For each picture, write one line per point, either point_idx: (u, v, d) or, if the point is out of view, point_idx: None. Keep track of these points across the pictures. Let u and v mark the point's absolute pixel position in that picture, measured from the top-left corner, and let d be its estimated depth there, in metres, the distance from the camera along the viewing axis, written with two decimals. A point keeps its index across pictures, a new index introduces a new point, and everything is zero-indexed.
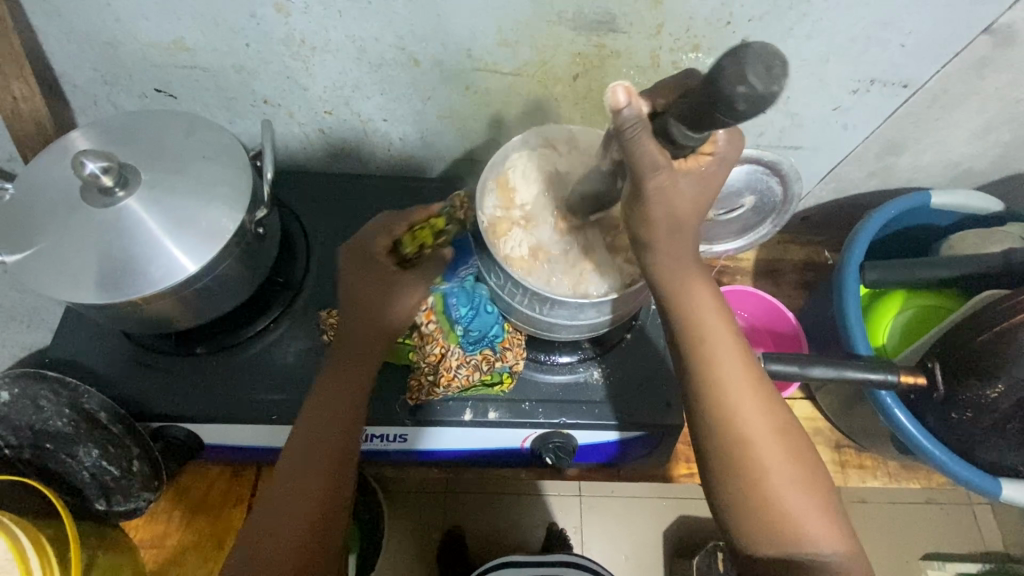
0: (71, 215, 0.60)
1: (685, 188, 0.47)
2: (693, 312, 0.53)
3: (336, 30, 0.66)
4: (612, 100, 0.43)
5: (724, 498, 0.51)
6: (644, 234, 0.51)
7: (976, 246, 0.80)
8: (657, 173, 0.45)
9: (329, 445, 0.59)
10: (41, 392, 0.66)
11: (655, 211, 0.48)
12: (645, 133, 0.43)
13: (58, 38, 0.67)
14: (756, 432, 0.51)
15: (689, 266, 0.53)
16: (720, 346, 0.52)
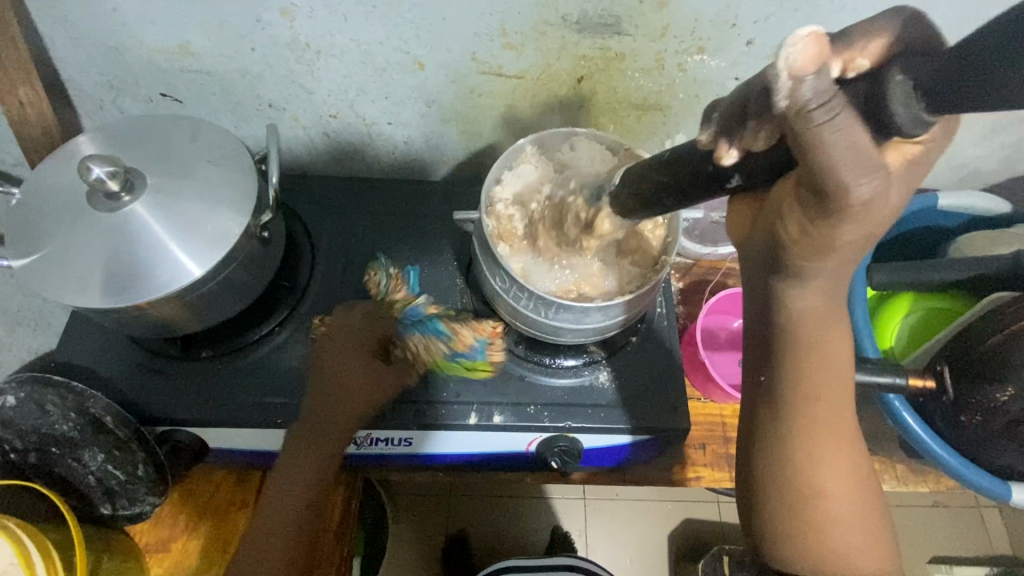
0: (77, 219, 0.60)
1: (892, 200, 0.35)
2: (805, 366, 0.47)
3: (341, 34, 0.66)
4: (804, 52, 0.26)
5: (782, 543, 0.52)
6: (805, 262, 0.40)
7: (983, 248, 0.80)
8: (865, 183, 0.31)
9: (297, 512, 0.64)
10: (47, 396, 0.66)
11: (846, 234, 0.36)
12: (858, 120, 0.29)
13: (65, 43, 0.68)
14: (830, 486, 0.50)
15: (835, 302, 0.45)
16: (826, 405, 0.49)
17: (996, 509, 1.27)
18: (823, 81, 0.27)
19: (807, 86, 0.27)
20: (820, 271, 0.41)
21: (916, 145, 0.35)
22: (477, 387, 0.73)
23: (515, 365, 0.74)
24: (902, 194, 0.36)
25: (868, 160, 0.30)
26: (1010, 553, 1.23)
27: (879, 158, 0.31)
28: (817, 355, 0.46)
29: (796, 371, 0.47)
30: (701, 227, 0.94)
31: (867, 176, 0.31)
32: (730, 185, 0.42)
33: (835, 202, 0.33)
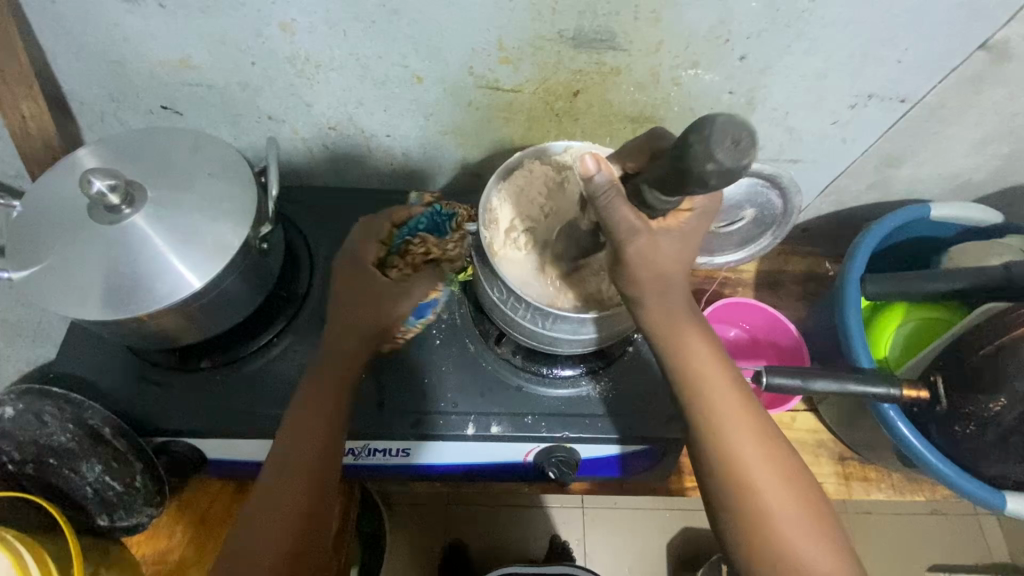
0: (77, 231, 0.60)
1: (666, 248, 0.51)
2: (687, 358, 0.54)
3: (340, 48, 0.67)
4: (583, 168, 0.48)
5: (733, 543, 0.51)
6: (628, 291, 0.53)
7: (975, 258, 0.81)
8: (636, 237, 0.49)
9: (316, 441, 0.60)
10: (45, 408, 0.66)
11: (639, 271, 0.51)
12: (619, 198, 0.48)
13: (67, 57, 0.68)
14: (761, 479, 0.51)
15: (678, 314, 0.54)
16: (717, 394, 0.53)
17: (994, 516, 1.27)
18: (603, 178, 0.48)
19: (594, 180, 0.48)
20: (647, 298, 0.53)
21: (686, 212, 0.51)
22: (476, 398, 0.74)
23: (513, 375, 0.75)
24: (679, 249, 0.51)
25: (625, 225, 0.49)
26: (1008, 560, 1.23)
27: (643, 222, 0.49)
28: (687, 352, 0.54)
29: (679, 364, 0.54)
30: None
31: (640, 231, 0.49)
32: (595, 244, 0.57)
33: (619, 252, 0.50)
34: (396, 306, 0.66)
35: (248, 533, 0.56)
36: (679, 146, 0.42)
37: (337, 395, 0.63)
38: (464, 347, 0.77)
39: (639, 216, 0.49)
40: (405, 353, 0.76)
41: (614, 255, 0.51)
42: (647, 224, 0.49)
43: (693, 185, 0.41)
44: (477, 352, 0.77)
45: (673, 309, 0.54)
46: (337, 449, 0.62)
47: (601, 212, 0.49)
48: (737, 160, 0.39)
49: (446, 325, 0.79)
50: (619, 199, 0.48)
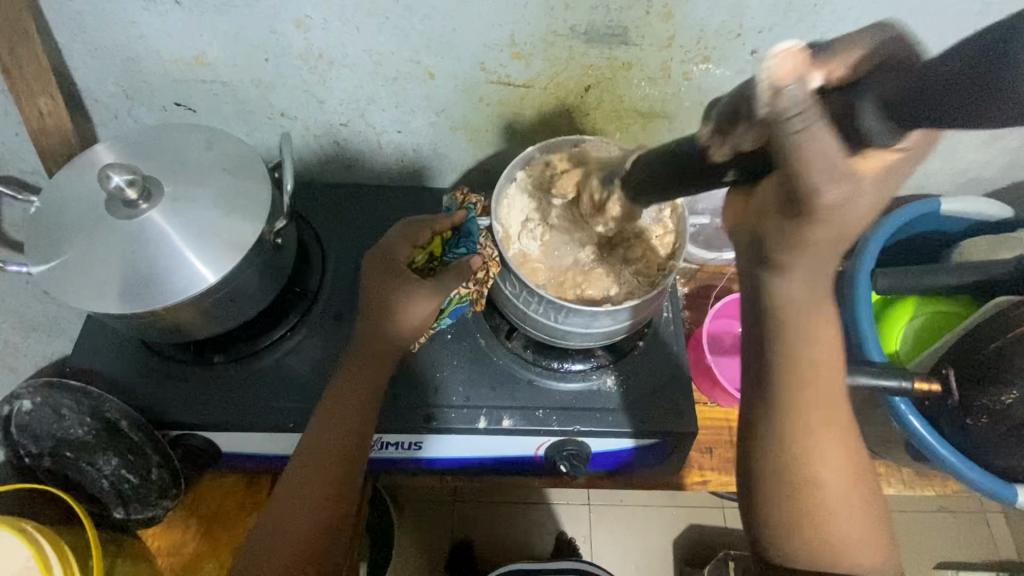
0: (95, 226, 0.61)
1: (863, 205, 0.39)
2: (802, 353, 0.48)
3: (353, 44, 0.67)
4: (773, 75, 0.37)
5: (776, 533, 0.51)
6: (784, 256, 0.43)
7: (986, 253, 0.81)
8: (831, 182, 0.37)
9: (344, 440, 0.60)
10: (63, 401, 0.67)
11: (818, 231, 0.40)
12: (821, 128, 0.35)
13: (83, 54, 0.69)
14: (829, 478, 0.50)
15: (821, 290, 0.46)
16: (819, 394, 0.49)
17: (1001, 513, 1.27)
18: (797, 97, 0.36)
19: (786, 94, 0.36)
20: (800, 265, 0.43)
21: (889, 154, 0.37)
22: (487, 392, 0.74)
23: (524, 369, 0.76)
24: (874, 203, 0.39)
25: (829, 163, 0.36)
26: (1016, 557, 1.23)
27: (845, 164, 0.36)
28: (798, 342, 0.47)
29: (792, 356, 0.48)
30: (707, 232, 0.94)
31: (842, 175, 0.37)
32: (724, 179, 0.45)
33: (803, 203, 0.39)
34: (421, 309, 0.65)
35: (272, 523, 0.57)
36: (975, 50, 0.32)
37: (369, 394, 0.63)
38: (475, 342, 0.78)
39: (845, 155, 0.36)
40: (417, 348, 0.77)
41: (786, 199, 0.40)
42: (850, 165, 0.37)
43: (984, 110, 0.32)
44: (487, 347, 0.77)
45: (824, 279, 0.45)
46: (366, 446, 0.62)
47: (788, 143, 0.36)
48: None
49: (457, 320, 0.79)
50: (829, 127, 0.36)
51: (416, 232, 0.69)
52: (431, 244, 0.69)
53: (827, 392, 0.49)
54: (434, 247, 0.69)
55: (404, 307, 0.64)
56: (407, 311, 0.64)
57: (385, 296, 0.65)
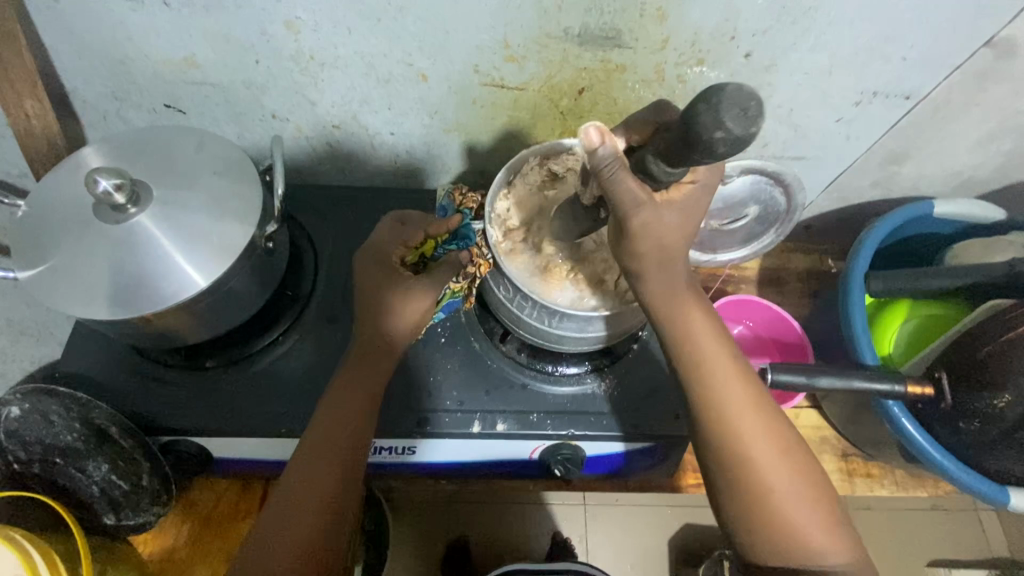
0: (82, 230, 0.60)
1: (668, 224, 0.51)
2: (696, 342, 0.56)
3: (345, 46, 0.67)
4: (586, 140, 0.47)
5: (729, 515, 0.55)
6: (632, 263, 0.53)
7: (979, 255, 0.81)
8: (641, 209, 0.49)
9: (346, 432, 0.61)
10: (52, 407, 0.66)
11: (641, 244, 0.52)
12: (623, 171, 0.47)
13: (70, 55, 0.68)
14: (760, 454, 0.53)
15: (679, 287, 0.55)
16: (727, 377, 0.55)
17: (994, 510, 1.27)
18: (609, 150, 0.46)
19: (598, 154, 0.47)
20: (652, 273, 0.54)
21: (685, 185, 0.51)
22: (482, 396, 0.74)
23: (518, 373, 0.75)
24: (680, 224, 0.51)
25: (632, 196, 0.48)
26: (1008, 554, 1.23)
27: (648, 195, 0.49)
28: (689, 328, 0.56)
29: (689, 346, 0.56)
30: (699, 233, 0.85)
31: (647, 202, 0.48)
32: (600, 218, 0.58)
33: (624, 227, 0.51)
34: (412, 308, 0.65)
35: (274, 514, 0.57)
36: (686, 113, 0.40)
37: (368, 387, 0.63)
38: (469, 345, 0.77)
39: (644, 188, 0.48)
40: (411, 352, 0.76)
41: (620, 227, 0.51)
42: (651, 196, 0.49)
43: (702, 155, 0.41)
44: (481, 350, 0.77)
45: (675, 281, 0.55)
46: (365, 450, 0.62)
47: (607, 185, 0.48)
48: (743, 128, 0.38)
49: (451, 323, 0.79)
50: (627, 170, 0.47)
51: (409, 233, 0.67)
52: (423, 245, 0.68)
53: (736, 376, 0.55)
54: (426, 247, 0.68)
55: (399, 309, 0.64)
56: (395, 318, 0.64)
57: (378, 294, 0.64)
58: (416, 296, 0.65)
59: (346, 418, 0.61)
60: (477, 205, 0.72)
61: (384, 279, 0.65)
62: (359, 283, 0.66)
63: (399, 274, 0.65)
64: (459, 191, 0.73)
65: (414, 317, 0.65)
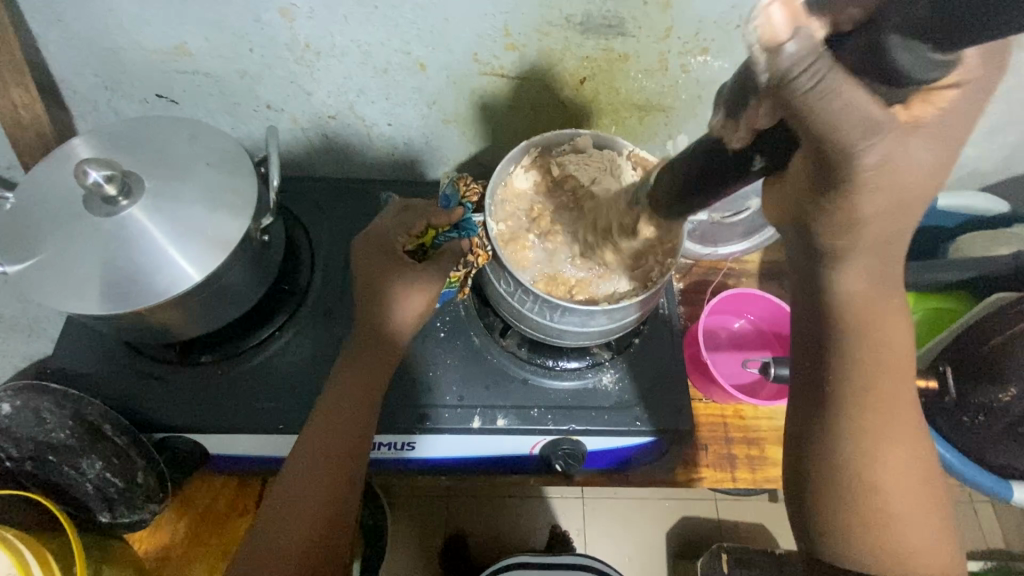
0: (73, 223, 0.59)
1: (917, 156, 0.36)
2: (862, 351, 0.46)
3: (342, 35, 0.65)
4: (766, 32, 0.30)
5: (839, 542, 0.47)
6: (832, 239, 0.41)
7: (982, 248, 0.81)
8: (875, 139, 0.34)
9: (344, 435, 0.59)
10: (44, 405, 0.65)
11: (871, 203, 0.38)
12: (846, 83, 0.31)
13: (59, 43, 0.66)
14: (894, 480, 0.47)
15: (885, 281, 0.45)
16: (886, 397, 0.47)
17: (989, 502, 1.28)
18: (806, 38, 0.30)
19: (788, 51, 0.30)
20: (856, 253, 0.42)
21: (948, 88, 0.33)
22: (481, 391, 0.73)
23: (519, 368, 0.74)
24: (932, 157, 0.36)
25: (865, 121, 0.32)
26: (1003, 546, 1.24)
27: (885, 115, 0.33)
28: (876, 332, 0.46)
29: (853, 354, 0.46)
30: (702, 228, 0.90)
31: (882, 129, 0.33)
32: (752, 169, 0.40)
33: (839, 171, 0.36)
34: (412, 301, 0.63)
35: (272, 520, 0.56)
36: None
37: (364, 388, 0.62)
38: (468, 340, 0.76)
39: (882, 106, 0.32)
40: (410, 346, 0.75)
41: (821, 164, 0.36)
42: (892, 117, 0.33)
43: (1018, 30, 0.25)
44: (481, 345, 0.76)
45: (889, 277, 0.45)
46: (367, 443, 0.61)
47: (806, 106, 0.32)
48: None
49: (450, 317, 0.78)
50: (854, 81, 0.31)
51: (411, 220, 0.66)
52: (424, 234, 0.67)
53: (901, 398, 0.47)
54: (426, 237, 0.67)
55: (397, 302, 0.63)
56: (395, 312, 0.63)
57: (379, 285, 0.63)
58: (416, 290, 0.63)
59: (345, 422, 0.60)
60: (479, 196, 0.68)
61: (390, 266, 0.64)
62: (358, 276, 0.65)
63: (397, 259, 0.64)
64: (462, 179, 0.69)
65: (414, 311, 0.64)
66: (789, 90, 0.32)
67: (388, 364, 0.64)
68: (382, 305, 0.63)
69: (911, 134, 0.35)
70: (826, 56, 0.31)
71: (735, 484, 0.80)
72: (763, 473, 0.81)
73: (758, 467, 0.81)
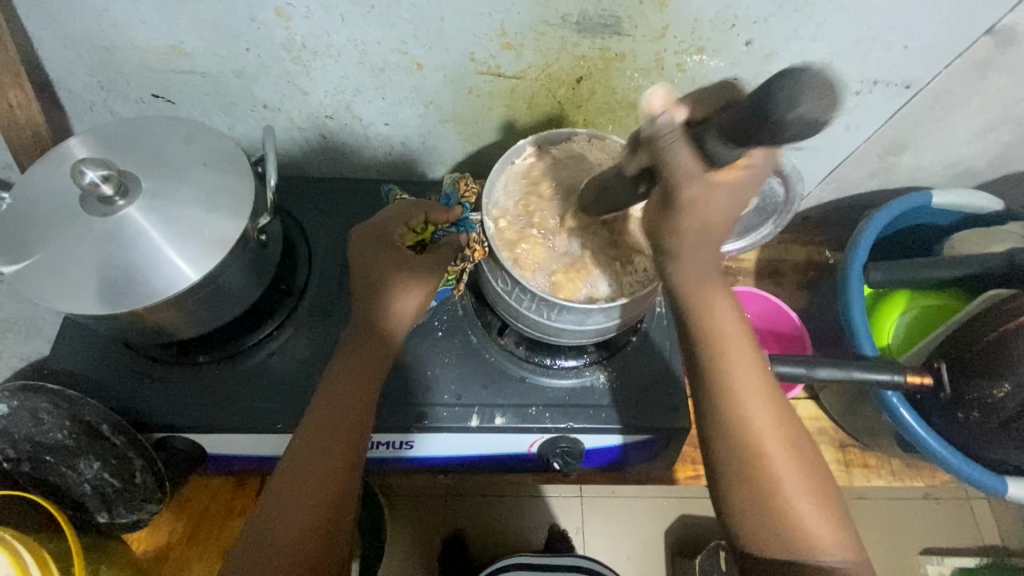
0: (69, 223, 0.59)
1: (720, 201, 0.46)
2: (709, 328, 0.53)
3: (338, 35, 0.65)
4: (651, 104, 0.48)
5: (730, 504, 0.53)
6: (671, 243, 0.50)
7: (977, 246, 0.81)
8: (691, 183, 0.45)
9: (347, 423, 0.60)
10: (41, 405, 0.65)
11: (687, 222, 0.47)
12: (679, 144, 0.45)
13: (54, 43, 0.66)
14: (768, 449, 0.52)
15: (710, 269, 0.52)
16: (739, 367, 0.53)
17: (985, 498, 1.29)
18: (667, 120, 0.46)
19: (658, 119, 0.47)
20: (686, 252, 0.50)
21: (743, 168, 0.45)
22: (479, 390, 0.73)
23: (516, 366, 0.75)
24: (732, 205, 0.47)
25: (686, 169, 0.45)
26: (1000, 542, 1.25)
27: (701, 170, 0.45)
28: (711, 316, 0.53)
29: (702, 333, 0.54)
30: None
31: (698, 177, 0.45)
32: (637, 189, 0.54)
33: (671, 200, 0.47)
34: (407, 296, 0.64)
35: (278, 508, 0.56)
36: (760, 95, 0.39)
37: (367, 377, 0.62)
38: (466, 339, 0.76)
39: (700, 163, 0.45)
40: (407, 345, 0.75)
41: (664, 200, 0.47)
42: (705, 173, 0.45)
43: (767, 136, 0.39)
44: (479, 343, 0.76)
45: (709, 266, 0.52)
46: (364, 448, 0.61)
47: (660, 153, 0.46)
48: (822, 113, 0.37)
49: (448, 316, 0.78)
50: (680, 143, 0.44)
51: (410, 214, 0.67)
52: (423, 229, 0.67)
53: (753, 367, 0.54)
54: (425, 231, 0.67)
55: (394, 296, 0.63)
56: (393, 310, 0.63)
57: (376, 278, 0.63)
58: (413, 285, 0.64)
59: (348, 410, 0.60)
60: (477, 196, 0.71)
61: (386, 258, 0.64)
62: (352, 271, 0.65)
63: (393, 248, 0.64)
64: (465, 179, 0.71)
65: (409, 309, 0.64)
66: (652, 141, 0.46)
67: (389, 354, 0.64)
68: (371, 298, 0.63)
69: (723, 186, 0.46)
70: (675, 130, 0.45)
71: None
72: None
73: None
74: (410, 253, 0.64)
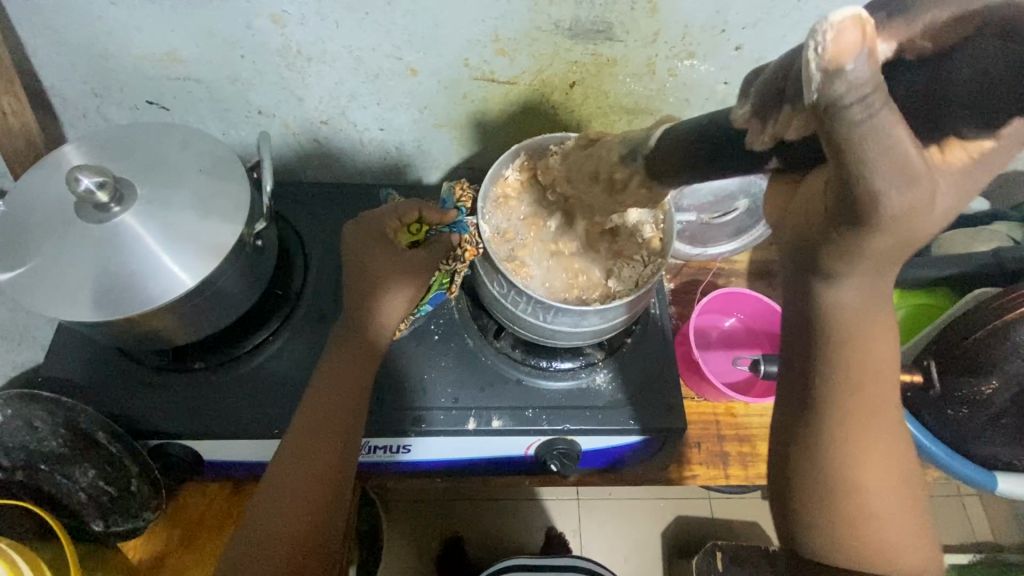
0: (63, 230, 0.59)
1: (944, 205, 0.31)
2: (852, 351, 0.42)
3: (334, 41, 0.66)
4: (835, 44, 0.26)
5: (817, 538, 0.48)
6: (836, 263, 0.37)
7: (963, 245, 0.83)
8: (908, 191, 0.30)
9: (336, 415, 0.60)
10: (35, 413, 0.64)
11: (879, 242, 0.33)
12: (892, 118, 0.27)
13: (48, 50, 0.66)
14: (870, 483, 0.46)
15: (880, 295, 0.40)
16: (871, 396, 0.44)
17: (977, 496, 1.30)
18: (871, 69, 0.26)
19: (848, 75, 0.26)
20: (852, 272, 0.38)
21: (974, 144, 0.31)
22: (476, 393, 0.73)
23: (512, 368, 0.75)
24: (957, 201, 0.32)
25: (913, 165, 0.29)
26: (991, 538, 1.26)
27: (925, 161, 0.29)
28: (861, 340, 0.42)
29: (845, 354, 0.43)
30: (691, 229, 0.92)
31: (922, 178, 0.29)
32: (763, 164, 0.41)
33: (863, 213, 0.31)
34: (395, 296, 0.65)
35: (269, 504, 0.56)
36: None
37: (359, 370, 0.63)
38: (463, 342, 0.77)
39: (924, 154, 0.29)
40: (403, 349, 0.76)
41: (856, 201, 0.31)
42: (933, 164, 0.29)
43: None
44: (476, 346, 0.77)
45: (874, 295, 0.40)
46: (343, 488, 0.59)
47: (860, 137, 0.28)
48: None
49: (444, 320, 0.78)
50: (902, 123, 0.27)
51: (404, 209, 0.67)
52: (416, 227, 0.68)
53: (886, 402, 0.45)
54: (418, 231, 0.68)
55: (384, 299, 0.65)
56: (385, 306, 0.65)
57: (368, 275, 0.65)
58: (403, 286, 0.65)
59: (337, 402, 0.60)
60: (474, 200, 0.71)
61: (383, 259, 0.65)
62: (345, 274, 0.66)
63: (387, 244, 0.66)
64: (461, 184, 0.71)
65: (398, 308, 0.66)
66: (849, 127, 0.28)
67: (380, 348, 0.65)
68: (366, 295, 0.65)
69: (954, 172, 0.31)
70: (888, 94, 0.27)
71: (728, 481, 0.81)
72: (755, 469, 0.82)
73: (750, 463, 0.82)
74: (403, 248, 0.66)
